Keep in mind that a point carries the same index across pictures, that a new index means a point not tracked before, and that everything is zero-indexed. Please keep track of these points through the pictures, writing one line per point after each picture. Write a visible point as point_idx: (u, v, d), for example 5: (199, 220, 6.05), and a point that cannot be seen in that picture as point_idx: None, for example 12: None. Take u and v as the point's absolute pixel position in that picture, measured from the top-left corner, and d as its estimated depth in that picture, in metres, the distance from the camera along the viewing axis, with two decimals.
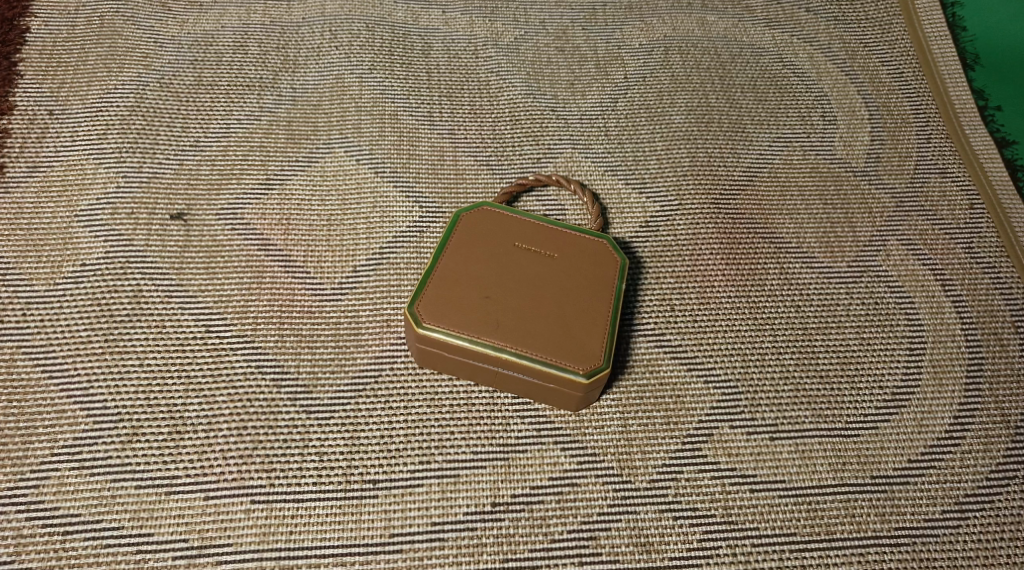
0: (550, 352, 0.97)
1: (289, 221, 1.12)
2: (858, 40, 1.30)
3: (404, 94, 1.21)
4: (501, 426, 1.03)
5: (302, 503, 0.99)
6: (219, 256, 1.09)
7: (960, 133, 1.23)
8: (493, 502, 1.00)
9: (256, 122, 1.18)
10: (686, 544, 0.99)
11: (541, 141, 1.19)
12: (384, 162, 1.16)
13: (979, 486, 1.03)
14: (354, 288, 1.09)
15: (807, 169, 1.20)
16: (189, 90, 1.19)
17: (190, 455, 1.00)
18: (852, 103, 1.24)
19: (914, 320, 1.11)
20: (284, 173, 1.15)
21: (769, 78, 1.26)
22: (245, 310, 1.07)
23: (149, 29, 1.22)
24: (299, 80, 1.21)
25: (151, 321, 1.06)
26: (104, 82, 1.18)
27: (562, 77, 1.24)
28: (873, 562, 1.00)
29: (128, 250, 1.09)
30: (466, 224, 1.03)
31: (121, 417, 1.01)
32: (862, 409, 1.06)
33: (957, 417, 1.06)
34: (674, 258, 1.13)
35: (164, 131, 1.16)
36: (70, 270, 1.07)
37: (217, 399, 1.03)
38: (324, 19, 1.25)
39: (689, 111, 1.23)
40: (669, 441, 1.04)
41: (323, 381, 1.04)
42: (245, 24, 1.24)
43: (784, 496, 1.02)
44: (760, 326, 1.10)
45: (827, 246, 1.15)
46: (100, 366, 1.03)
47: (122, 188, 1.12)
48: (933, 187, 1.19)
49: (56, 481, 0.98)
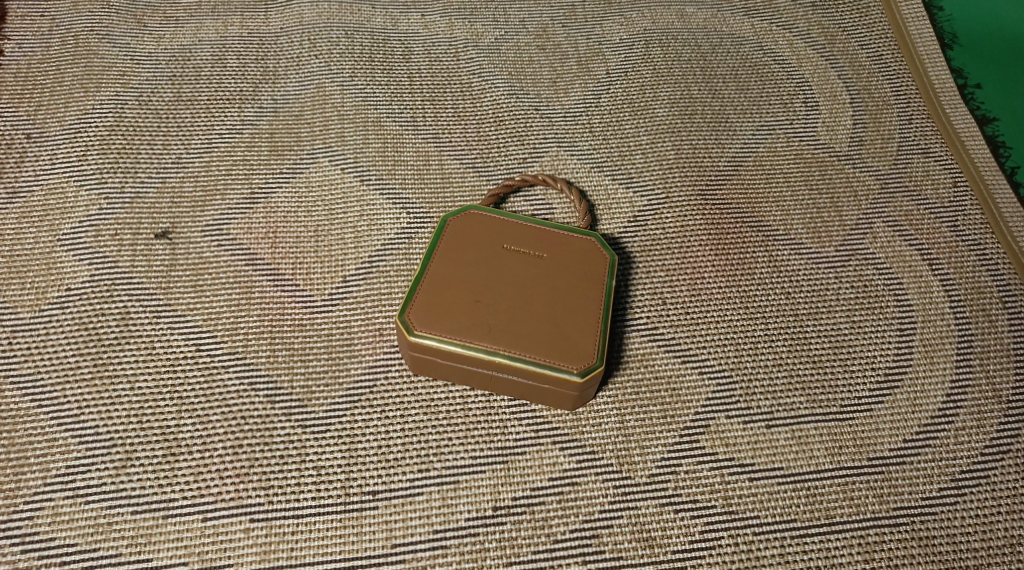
0: (543, 353, 0.97)
1: (275, 233, 1.11)
2: (836, 25, 1.30)
3: (387, 100, 1.20)
4: (499, 429, 1.03)
5: (301, 519, 0.98)
6: (207, 273, 1.08)
7: (941, 113, 1.23)
8: (494, 506, 1.00)
9: (238, 135, 1.16)
10: (687, 537, 0.99)
11: (526, 141, 1.18)
12: (369, 169, 1.15)
13: (976, 461, 1.04)
14: (345, 298, 1.08)
15: (791, 155, 1.20)
16: (168, 106, 1.17)
17: (186, 477, 0.99)
18: (834, 87, 1.25)
19: (904, 300, 1.12)
20: (269, 186, 1.13)
21: (750, 66, 1.26)
22: (235, 327, 1.06)
23: (125, 47, 1.20)
24: (280, 90, 1.19)
25: (141, 343, 1.04)
26: (81, 103, 1.16)
27: (545, 75, 1.24)
28: (873, 543, 1.00)
29: (114, 273, 1.07)
30: (453, 229, 1.02)
31: (113, 442, 1.00)
32: (856, 392, 1.07)
33: (949, 395, 1.07)
34: (664, 252, 1.13)
35: (144, 149, 1.14)
36: (55, 295, 1.06)
37: (211, 418, 1.01)
38: (301, 28, 1.24)
39: (672, 104, 1.23)
40: (667, 435, 1.04)
41: (318, 394, 1.03)
42: (222, 37, 1.22)
43: (782, 482, 1.02)
44: (752, 316, 1.10)
45: (814, 232, 1.16)
46: (91, 392, 1.02)
47: (104, 210, 1.10)
48: (916, 167, 1.20)
49: (51, 511, 0.97)
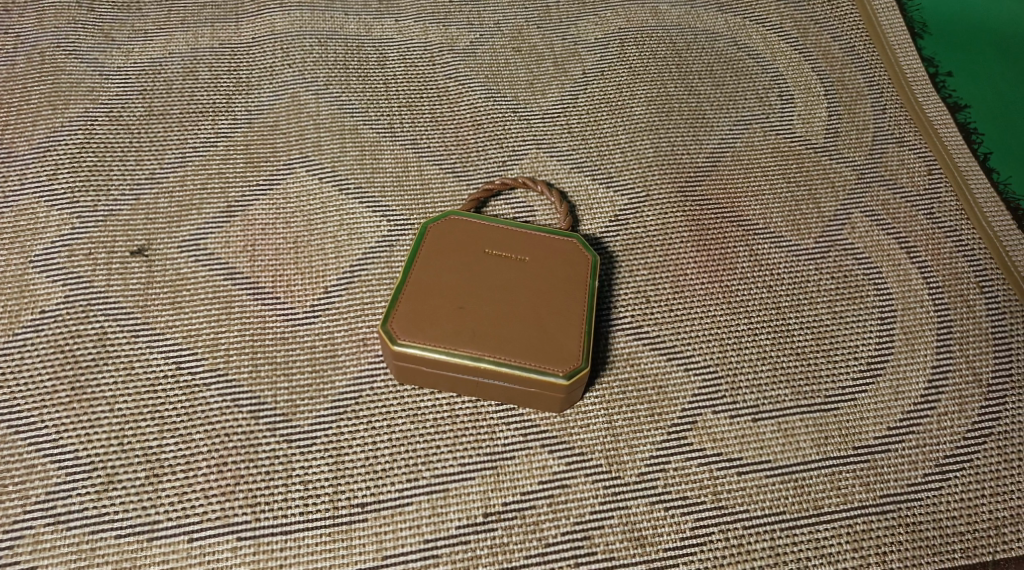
0: (529, 357, 0.96)
1: (254, 246, 1.09)
2: (809, 17, 1.31)
3: (362, 108, 1.18)
4: (488, 434, 1.02)
5: (289, 535, 0.96)
6: (185, 290, 1.06)
7: (913, 102, 1.24)
8: (484, 513, 0.99)
9: (212, 148, 1.14)
10: (678, 534, 0.99)
11: (505, 143, 1.18)
12: (347, 178, 1.13)
13: (959, 446, 1.04)
14: (327, 309, 1.06)
15: (768, 149, 1.21)
16: (139, 120, 1.15)
17: (170, 498, 0.97)
18: (808, 80, 1.26)
19: (883, 289, 1.13)
20: (245, 199, 1.11)
21: (725, 62, 1.27)
22: (217, 343, 1.04)
23: (93, 62, 1.18)
24: (254, 101, 1.17)
25: (119, 364, 1.02)
26: (49, 120, 1.14)
27: (521, 77, 1.23)
28: (862, 531, 1.00)
29: (89, 293, 1.05)
30: (433, 236, 1.01)
31: (94, 466, 0.97)
32: (839, 381, 1.07)
33: (931, 381, 1.08)
34: (645, 250, 1.13)
35: (117, 166, 1.12)
36: (29, 318, 1.03)
37: (194, 437, 0.99)
38: (273, 37, 1.22)
39: (649, 102, 1.23)
40: (655, 433, 1.03)
41: (303, 408, 1.01)
42: (193, 48, 1.20)
43: (770, 475, 1.02)
44: (735, 310, 1.10)
45: (792, 224, 1.16)
46: (70, 416, 0.99)
47: (77, 229, 1.08)
48: (891, 156, 1.21)
49: (32, 539, 0.94)
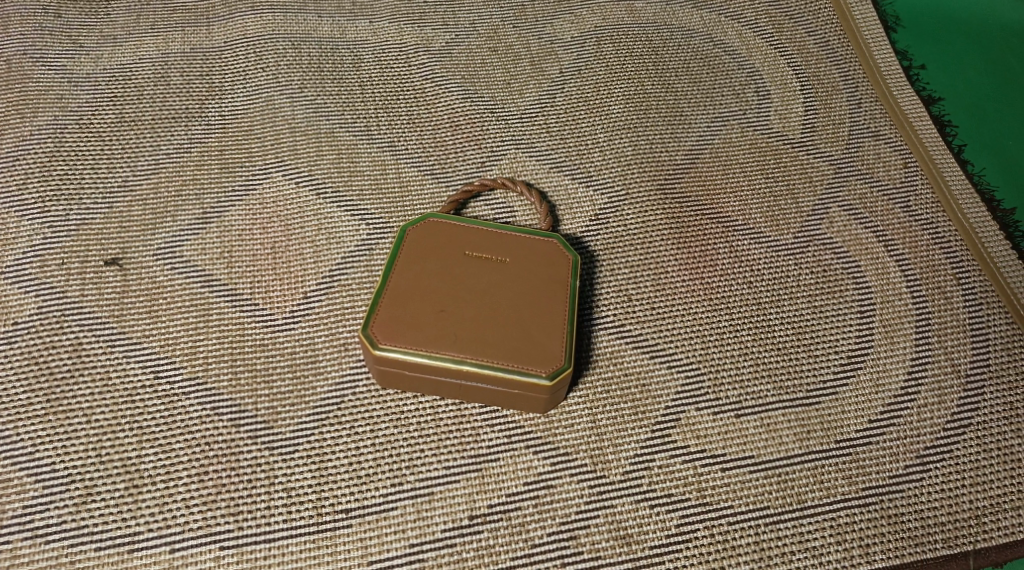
0: (512, 359, 0.95)
1: (231, 253, 1.07)
2: (783, 13, 1.31)
3: (338, 111, 1.17)
4: (472, 437, 1.01)
5: (272, 543, 0.95)
6: (161, 298, 1.04)
7: (888, 95, 1.25)
8: (470, 516, 0.98)
9: (186, 154, 1.13)
10: (663, 531, 0.99)
11: (483, 144, 1.17)
12: (324, 182, 1.12)
13: (939, 437, 1.05)
14: (307, 314, 1.05)
15: (746, 145, 1.21)
16: (110, 127, 1.13)
17: (150, 509, 0.95)
18: (784, 76, 1.26)
19: (862, 282, 1.13)
20: (221, 205, 1.10)
21: (701, 59, 1.27)
22: (195, 352, 1.02)
23: (62, 69, 1.16)
24: (227, 106, 1.16)
25: (95, 375, 1.00)
26: (19, 129, 1.12)
27: (497, 77, 1.22)
28: (845, 523, 1.01)
29: (63, 303, 1.03)
30: (413, 239, 1.00)
31: (72, 478, 0.96)
32: (821, 375, 1.07)
33: (911, 373, 1.08)
34: (626, 248, 1.12)
35: (89, 174, 1.10)
36: (2, 330, 1.01)
37: (173, 447, 0.98)
38: (246, 40, 1.20)
39: (626, 101, 1.22)
40: (639, 431, 1.03)
41: (284, 414, 1.00)
42: (165, 54, 1.19)
43: (754, 470, 1.02)
44: (716, 307, 1.10)
45: (771, 220, 1.16)
46: (46, 429, 0.97)
47: (50, 239, 1.06)
48: (867, 150, 1.21)
49: (10, 554, 0.93)
